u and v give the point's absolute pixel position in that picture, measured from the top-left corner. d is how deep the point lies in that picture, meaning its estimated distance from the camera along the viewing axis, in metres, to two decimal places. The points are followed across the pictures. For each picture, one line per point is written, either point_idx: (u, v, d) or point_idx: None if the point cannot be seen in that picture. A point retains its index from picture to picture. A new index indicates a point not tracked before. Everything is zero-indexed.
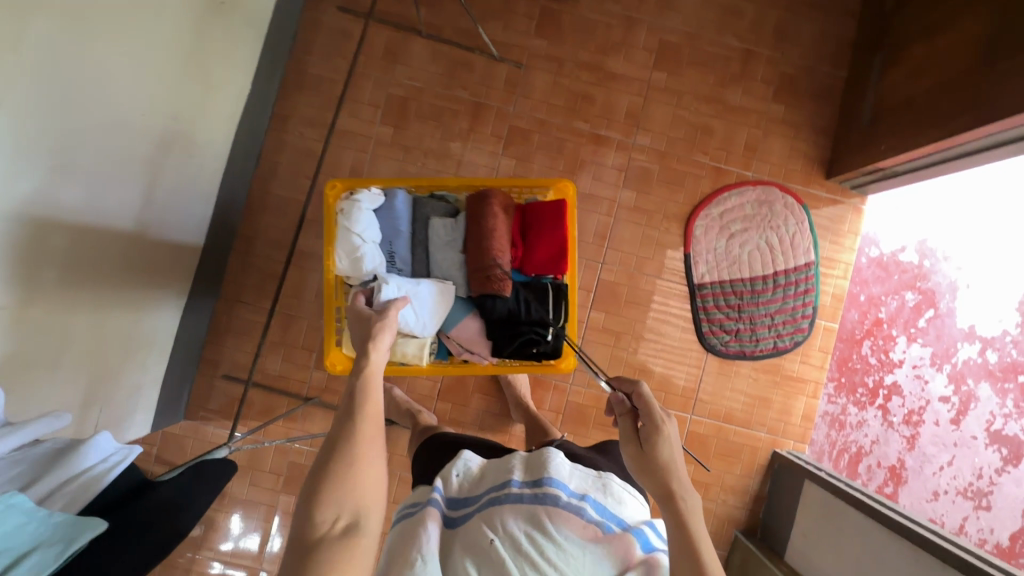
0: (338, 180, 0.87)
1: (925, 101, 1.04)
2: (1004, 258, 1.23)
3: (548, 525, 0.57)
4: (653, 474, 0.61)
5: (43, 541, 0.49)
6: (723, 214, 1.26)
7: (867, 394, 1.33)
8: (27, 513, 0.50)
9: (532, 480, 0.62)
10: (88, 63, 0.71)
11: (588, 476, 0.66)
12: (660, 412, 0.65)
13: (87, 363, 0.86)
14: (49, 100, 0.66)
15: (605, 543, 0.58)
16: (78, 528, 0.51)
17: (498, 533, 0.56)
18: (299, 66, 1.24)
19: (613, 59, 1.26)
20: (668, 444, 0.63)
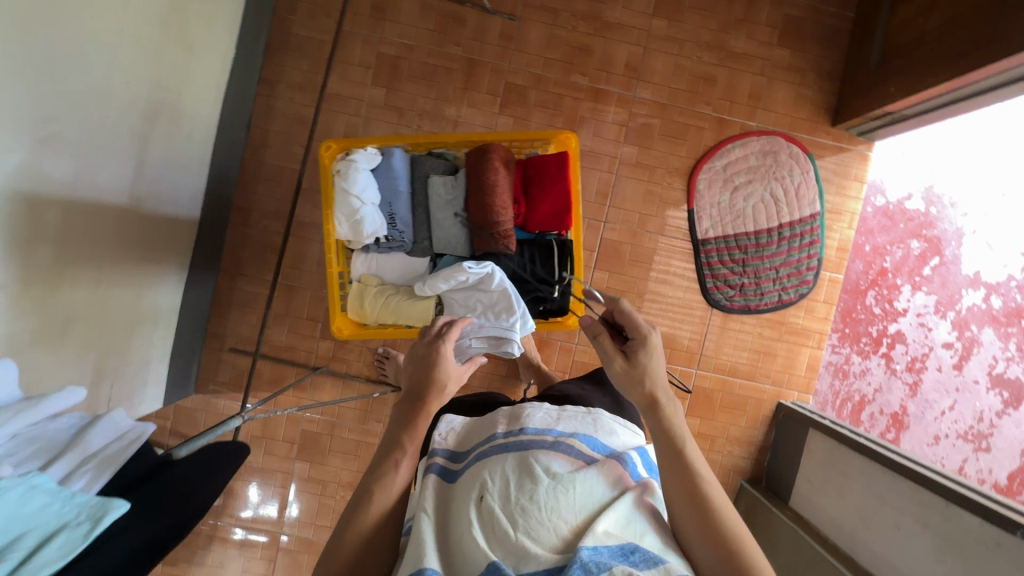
0: (333, 140, 0.84)
1: (936, 39, 1.00)
2: (1010, 201, 1.23)
3: (534, 465, 0.52)
4: (639, 384, 0.61)
5: (68, 521, 0.48)
6: (727, 166, 1.24)
7: (871, 342, 1.33)
8: (51, 492, 0.49)
9: (513, 429, 0.58)
10: (64, 27, 0.68)
11: (575, 416, 0.62)
12: (643, 324, 0.66)
13: (94, 340, 0.86)
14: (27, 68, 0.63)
15: (597, 468, 0.54)
16: (101, 509, 0.50)
17: (487, 486, 0.52)
18: (282, 27, 1.19)
19: (611, 7, 1.21)
20: (654, 355, 0.63)
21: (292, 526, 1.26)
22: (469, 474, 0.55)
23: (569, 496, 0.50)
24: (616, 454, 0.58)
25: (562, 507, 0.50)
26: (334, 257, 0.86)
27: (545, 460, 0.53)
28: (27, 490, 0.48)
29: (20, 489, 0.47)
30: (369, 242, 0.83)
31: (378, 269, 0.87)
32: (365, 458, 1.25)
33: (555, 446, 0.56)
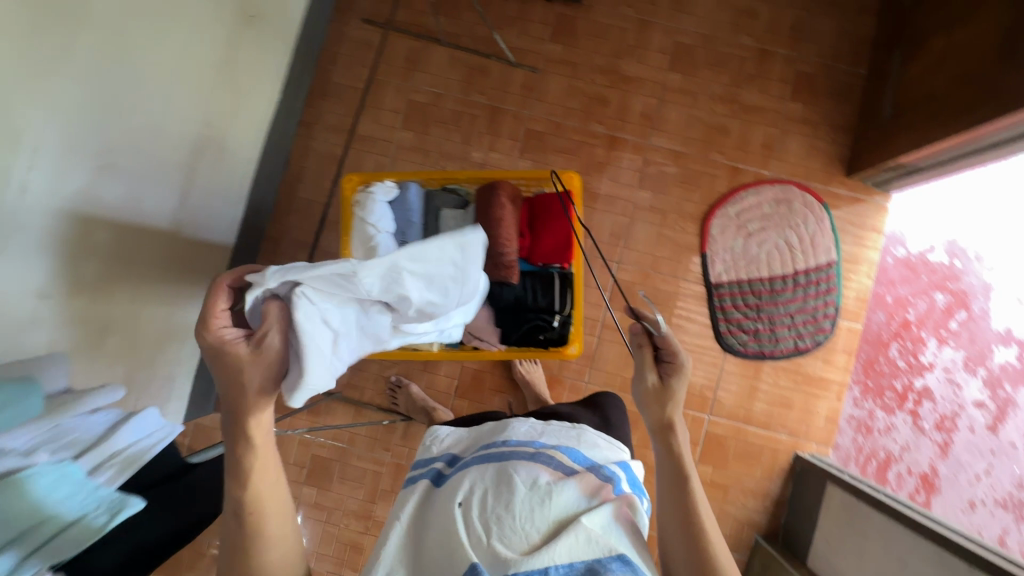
0: (355, 173, 0.90)
1: (945, 94, 1.02)
2: None
3: (513, 474, 0.55)
4: (663, 408, 0.66)
5: (87, 512, 0.54)
6: (741, 213, 1.26)
7: (896, 398, 1.27)
8: (77, 482, 0.55)
9: (496, 441, 0.61)
10: (126, 71, 0.77)
11: (559, 430, 0.64)
12: (679, 351, 0.68)
13: (126, 352, 0.92)
14: (88, 104, 0.72)
15: (572, 479, 0.56)
16: (116, 506, 0.55)
17: (470, 493, 0.55)
18: (323, 76, 1.30)
19: (628, 62, 1.28)
20: (681, 384, 0.68)
21: None
22: (450, 482, 0.58)
23: (544, 505, 0.53)
24: (597, 465, 0.60)
25: (536, 515, 0.52)
26: None
27: (522, 471, 0.55)
28: (60, 477, 0.54)
29: (52, 475, 0.53)
30: None
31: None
32: (371, 486, 1.25)
33: (535, 456, 0.58)
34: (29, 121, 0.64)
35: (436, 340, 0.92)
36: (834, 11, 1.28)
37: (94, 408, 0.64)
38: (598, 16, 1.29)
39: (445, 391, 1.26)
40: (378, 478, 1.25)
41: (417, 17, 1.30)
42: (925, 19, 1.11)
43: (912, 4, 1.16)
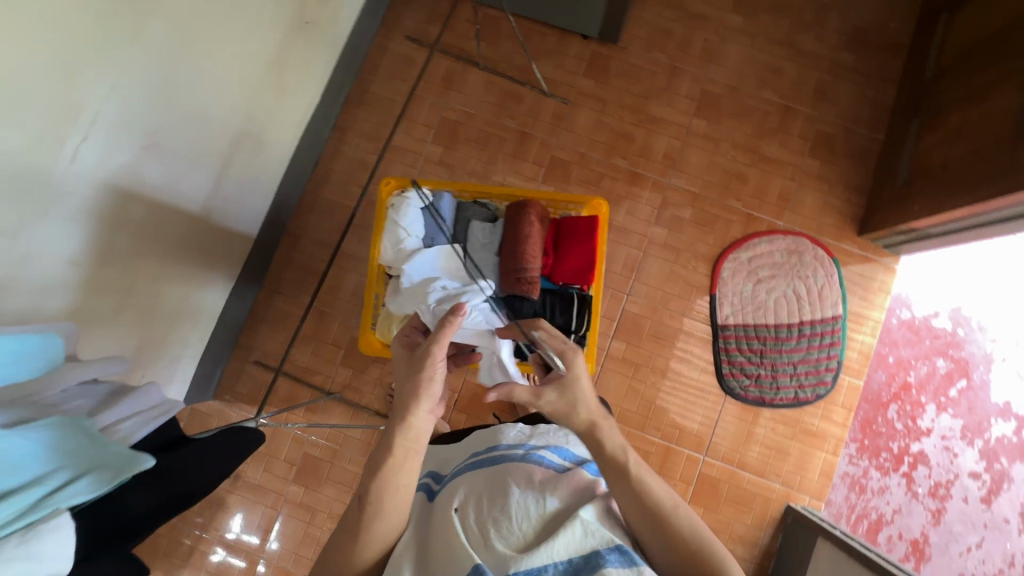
0: (392, 177, 0.93)
1: (959, 165, 1.06)
2: None
3: (508, 476, 0.57)
4: (571, 412, 0.60)
5: (102, 464, 0.54)
6: (752, 259, 1.29)
7: (891, 459, 1.26)
8: (88, 437, 0.55)
9: (488, 449, 0.65)
10: (183, 59, 0.81)
11: (546, 433, 0.68)
12: (564, 344, 0.62)
13: (140, 326, 0.93)
14: (143, 86, 0.76)
15: (564, 476, 0.59)
16: (128, 461, 0.56)
17: (467, 498, 0.56)
18: (362, 85, 1.35)
19: (656, 104, 1.33)
20: (580, 373, 0.61)
21: (273, 554, 1.23)
22: (444, 494, 0.59)
23: (538, 503, 0.54)
24: (583, 462, 0.64)
25: (531, 514, 0.53)
26: (374, 282, 0.93)
27: (514, 472, 0.59)
28: (70, 433, 0.55)
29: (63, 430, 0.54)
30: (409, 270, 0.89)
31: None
32: None
33: (526, 457, 0.61)
34: (88, 94, 0.68)
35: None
36: (857, 77, 1.33)
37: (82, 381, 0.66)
38: (631, 57, 1.34)
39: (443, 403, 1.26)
40: None
41: (459, 40, 1.35)
42: (944, 94, 1.16)
43: (932, 79, 1.21)
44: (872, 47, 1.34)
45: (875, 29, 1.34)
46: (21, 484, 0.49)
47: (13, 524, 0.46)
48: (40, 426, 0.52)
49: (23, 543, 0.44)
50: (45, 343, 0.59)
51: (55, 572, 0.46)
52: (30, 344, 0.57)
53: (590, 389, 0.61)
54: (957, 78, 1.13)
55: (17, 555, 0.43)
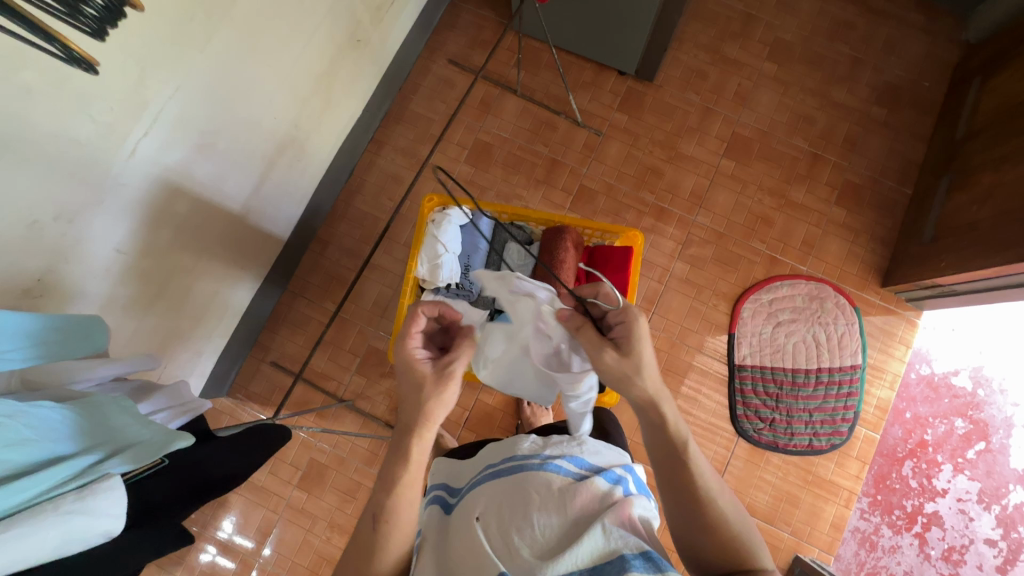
0: (434, 194, 0.95)
1: (988, 227, 1.06)
2: None
3: (524, 487, 0.55)
4: (634, 374, 0.59)
5: (142, 441, 0.57)
6: (773, 301, 1.29)
7: (905, 518, 1.23)
8: (133, 416, 0.59)
9: (504, 459, 0.61)
10: (242, 62, 0.85)
11: (561, 441, 0.63)
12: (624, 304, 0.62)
13: (171, 318, 0.95)
14: (204, 88, 0.79)
15: (583, 483, 0.55)
16: (168, 440, 0.59)
17: (487, 512, 0.55)
18: (402, 102, 1.39)
19: (686, 142, 1.36)
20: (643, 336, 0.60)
21: (268, 560, 1.21)
22: (465, 503, 0.59)
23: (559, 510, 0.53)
24: (602, 470, 0.59)
25: (551, 523, 0.52)
26: (407, 295, 0.94)
27: (533, 481, 0.56)
28: (112, 410, 0.58)
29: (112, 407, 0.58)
30: (442, 285, 0.92)
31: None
32: (360, 503, 1.23)
33: (544, 466, 0.58)
34: (155, 92, 0.72)
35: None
36: (887, 131, 1.35)
37: (113, 376, 0.66)
38: (665, 96, 1.38)
39: (453, 420, 1.25)
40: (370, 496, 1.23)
41: (500, 67, 1.40)
42: (974, 155, 1.17)
43: (962, 139, 1.23)
44: (904, 105, 1.36)
45: (907, 87, 1.37)
46: (73, 452, 0.52)
47: (71, 483, 0.50)
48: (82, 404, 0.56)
49: (81, 498, 0.49)
50: (84, 328, 0.62)
51: (108, 529, 0.50)
52: (75, 324, 0.62)
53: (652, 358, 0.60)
54: (989, 141, 1.14)
55: (75, 509, 0.48)
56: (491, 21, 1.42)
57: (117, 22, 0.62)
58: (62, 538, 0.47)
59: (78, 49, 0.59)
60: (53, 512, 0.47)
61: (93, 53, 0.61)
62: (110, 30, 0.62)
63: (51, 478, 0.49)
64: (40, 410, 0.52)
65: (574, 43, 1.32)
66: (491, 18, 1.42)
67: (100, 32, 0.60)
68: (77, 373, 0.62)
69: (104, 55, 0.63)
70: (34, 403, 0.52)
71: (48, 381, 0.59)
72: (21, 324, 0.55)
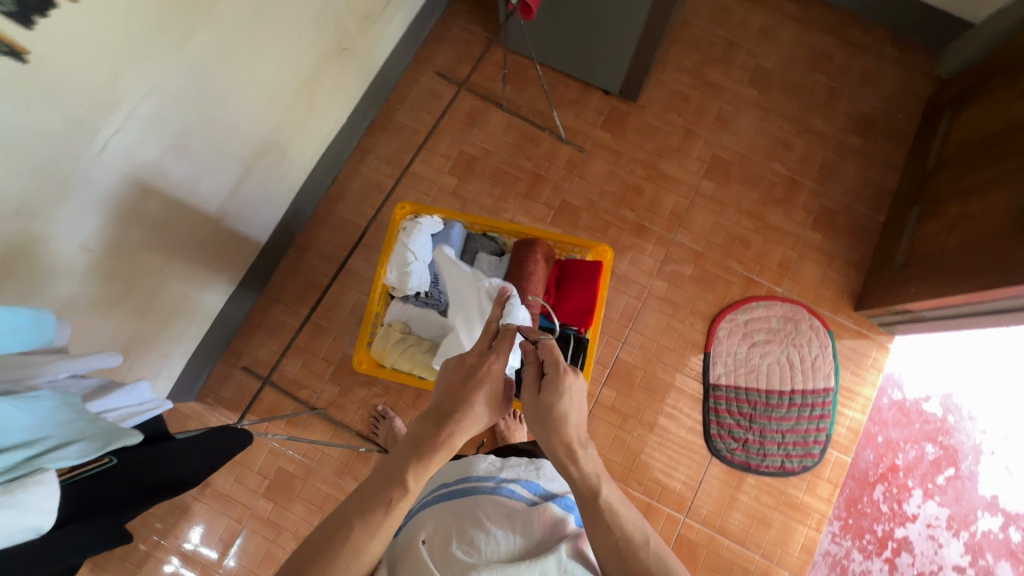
0: (407, 203, 0.94)
1: (956, 255, 1.08)
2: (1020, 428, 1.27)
3: (475, 509, 0.54)
4: (548, 435, 0.56)
5: (87, 436, 0.52)
6: (749, 321, 1.30)
7: (875, 543, 1.23)
8: (79, 413, 0.53)
9: (457, 479, 0.60)
10: (221, 64, 0.85)
11: (518, 464, 0.62)
12: (557, 359, 0.59)
13: (137, 319, 0.93)
14: (179, 88, 0.79)
15: (535, 508, 0.54)
16: (119, 434, 0.54)
17: (433, 532, 0.53)
18: (388, 112, 1.40)
19: (667, 162, 1.38)
20: (569, 398, 0.57)
21: (230, 571, 1.18)
22: (410, 524, 0.57)
23: (509, 536, 0.52)
24: (556, 496, 0.58)
25: (500, 546, 0.51)
26: (375, 300, 0.94)
27: (482, 503, 0.55)
28: (62, 406, 0.53)
29: (53, 402, 0.52)
30: (411, 293, 0.92)
31: (409, 319, 0.93)
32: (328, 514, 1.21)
33: (497, 490, 0.57)
34: (127, 91, 0.71)
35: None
36: (862, 159, 1.39)
37: (75, 373, 0.61)
38: (648, 116, 1.40)
39: None
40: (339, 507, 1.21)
41: (486, 81, 1.42)
42: (945, 184, 1.20)
43: (933, 169, 1.26)
44: (879, 134, 1.40)
45: (882, 118, 1.40)
46: (9, 445, 0.48)
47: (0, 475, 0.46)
48: (34, 398, 0.51)
49: (8, 492, 0.44)
50: (37, 321, 0.56)
51: (37, 525, 0.46)
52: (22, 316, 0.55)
53: (578, 408, 0.58)
54: (959, 172, 1.17)
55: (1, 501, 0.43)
56: (479, 36, 1.44)
57: (48, 11, 0.58)
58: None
59: (8, 39, 0.55)
60: None
61: (24, 42, 0.57)
62: (40, 19, 0.57)
63: None
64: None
65: (560, 61, 1.34)
66: (479, 33, 1.44)
67: (27, 18, 0.56)
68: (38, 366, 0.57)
69: (39, 44, 0.58)
70: None
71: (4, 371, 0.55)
72: None
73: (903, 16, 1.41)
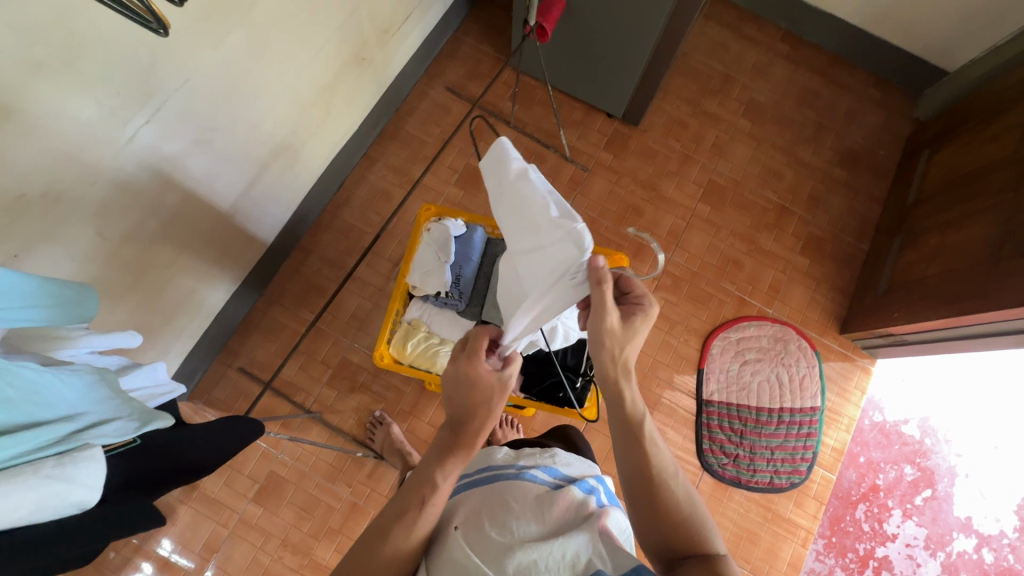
0: (432, 206, 1.00)
1: (935, 283, 1.15)
2: (994, 452, 1.33)
3: (503, 494, 0.57)
4: (617, 349, 0.61)
5: (123, 414, 0.55)
6: (740, 340, 1.35)
7: (857, 561, 1.26)
8: (114, 390, 0.56)
9: (480, 469, 0.63)
10: (250, 63, 0.87)
11: (533, 453, 0.66)
12: (643, 295, 0.65)
13: (141, 312, 0.92)
14: (210, 84, 0.81)
15: (561, 491, 0.57)
16: (152, 416, 0.57)
17: (465, 519, 0.55)
18: (398, 122, 1.43)
19: (666, 184, 1.44)
20: (643, 328, 0.63)
21: None
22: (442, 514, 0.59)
23: (539, 518, 0.53)
24: (575, 479, 0.61)
25: (531, 527, 0.52)
26: (397, 300, 0.97)
27: (508, 488, 0.58)
28: (98, 380, 0.55)
29: (90, 376, 0.54)
30: (432, 292, 0.95)
31: (429, 317, 0.96)
32: (319, 521, 1.19)
33: (520, 475, 0.59)
34: (162, 82, 0.73)
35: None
36: (847, 191, 1.47)
37: (94, 349, 0.61)
38: (649, 140, 1.47)
39: (422, 440, 1.25)
40: (329, 513, 1.19)
41: (495, 98, 1.46)
42: (925, 218, 1.27)
43: (913, 203, 1.34)
44: (863, 168, 1.48)
45: (866, 154, 1.49)
46: (53, 418, 0.49)
47: (48, 449, 0.47)
48: (72, 371, 0.53)
49: (59, 464, 0.46)
50: (79, 296, 0.59)
51: (82, 500, 0.47)
52: (69, 289, 0.57)
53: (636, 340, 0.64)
54: (938, 206, 1.25)
55: (54, 474, 0.45)
56: (489, 55, 1.49)
57: None
58: (37, 504, 0.44)
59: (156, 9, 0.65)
60: (31, 474, 0.44)
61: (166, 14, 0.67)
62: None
63: (30, 441, 0.46)
64: (23, 369, 0.48)
65: (568, 83, 1.39)
66: (490, 53, 1.49)
67: None
68: (55, 341, 0.57)
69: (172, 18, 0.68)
70: (16, 361, 0.48)
71: (33, 343, 0.57)
72: (14, 284, 0.51)
73: (885, 61, 1.52)
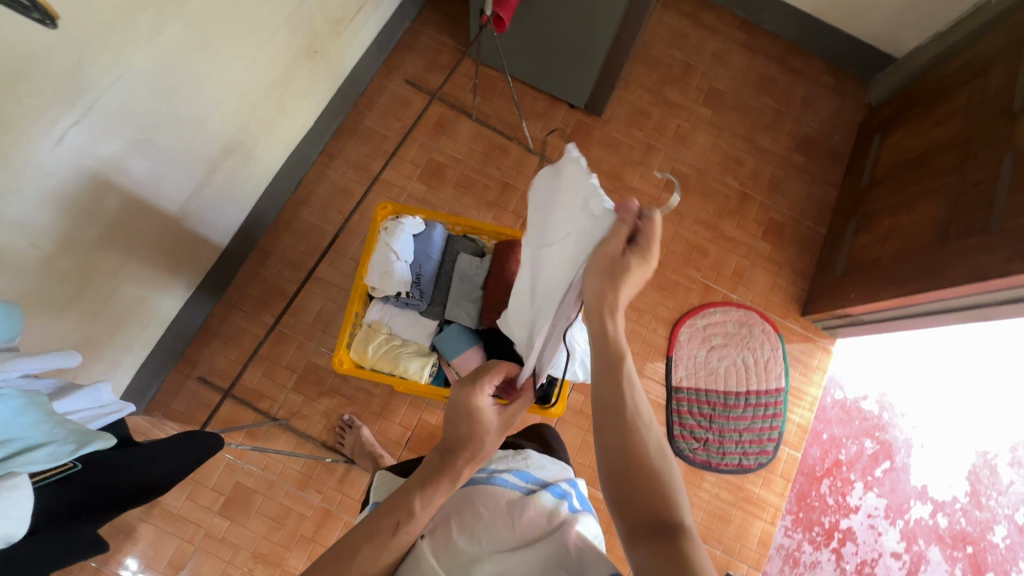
0: (387, 204, 0.98)
1: (889, 264, 1.19)
2: (947, 422, 1.39)
3: (474, 502, 0.56)
4: (606, 283, 0.59)
5: (57, 438, 0.50)
6: (707, 325, 1.37)
7: (823, 534, 1.31)
8: (47, 414, 0.51)
9: None
10: (191, 57, 0.82)
11: (506, 456, 0.64)
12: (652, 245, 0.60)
13: (86, 323, 0.87)
14: (147, 80, 0.76)
15: (532, 497, 0.56)
16: (93, 436, 0.53)
17: (435, 526, 0.55)
18: (357, 117, 1.39)
19: (631, 174, 1.44)
20: (640, 271, 0.59)
21: None
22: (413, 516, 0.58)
23: (509, 529, 0.53)
24: (548, 484, 0.60)
25: (501, 537, 0.52)
26: (356, 301, 0.95)
27: (479, 495, 0.57)
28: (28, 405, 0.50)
29: (18, 401, 0.49)
30: (392, 292, 0.93)
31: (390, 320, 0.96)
32: (289, 530, 1.16)
33: (491, 480, 0.58)
34: (93, 79, 0.68)
35: (424, 375, 0.93)
36: (805, 177, 1.50)
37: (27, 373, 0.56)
38: (612, 130, 1.47)
39: (394, 441, 1.23)
40: (301, 521, 1.16)
41: (456, 90, 1.44)
42: (878, 200, 1.31)
43: (866, 187, 1.38)
44: (819, 153, 1.52)
45: (821, 139, 1.53)
46: None
47: None
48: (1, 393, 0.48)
49: None
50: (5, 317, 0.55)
51: (9, 534, 0.44)
52: None
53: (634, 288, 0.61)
54: (890, 189, 1.29)
55: None
56: (448, 46, 1.46)
57: None
58: None
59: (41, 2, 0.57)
60: None
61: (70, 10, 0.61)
62: None
63: None
64: None
65: (529, 74, 1.38)
66: (449, 43, 1.46)
67: None
68: None
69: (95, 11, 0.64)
70: None
71: None
72: None
73: (838, 48, 1.55)
